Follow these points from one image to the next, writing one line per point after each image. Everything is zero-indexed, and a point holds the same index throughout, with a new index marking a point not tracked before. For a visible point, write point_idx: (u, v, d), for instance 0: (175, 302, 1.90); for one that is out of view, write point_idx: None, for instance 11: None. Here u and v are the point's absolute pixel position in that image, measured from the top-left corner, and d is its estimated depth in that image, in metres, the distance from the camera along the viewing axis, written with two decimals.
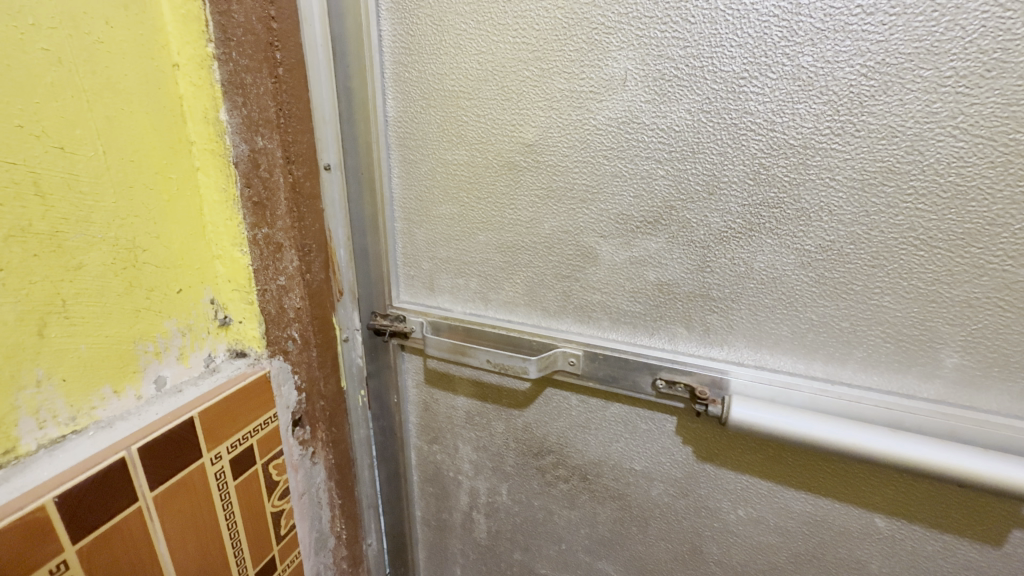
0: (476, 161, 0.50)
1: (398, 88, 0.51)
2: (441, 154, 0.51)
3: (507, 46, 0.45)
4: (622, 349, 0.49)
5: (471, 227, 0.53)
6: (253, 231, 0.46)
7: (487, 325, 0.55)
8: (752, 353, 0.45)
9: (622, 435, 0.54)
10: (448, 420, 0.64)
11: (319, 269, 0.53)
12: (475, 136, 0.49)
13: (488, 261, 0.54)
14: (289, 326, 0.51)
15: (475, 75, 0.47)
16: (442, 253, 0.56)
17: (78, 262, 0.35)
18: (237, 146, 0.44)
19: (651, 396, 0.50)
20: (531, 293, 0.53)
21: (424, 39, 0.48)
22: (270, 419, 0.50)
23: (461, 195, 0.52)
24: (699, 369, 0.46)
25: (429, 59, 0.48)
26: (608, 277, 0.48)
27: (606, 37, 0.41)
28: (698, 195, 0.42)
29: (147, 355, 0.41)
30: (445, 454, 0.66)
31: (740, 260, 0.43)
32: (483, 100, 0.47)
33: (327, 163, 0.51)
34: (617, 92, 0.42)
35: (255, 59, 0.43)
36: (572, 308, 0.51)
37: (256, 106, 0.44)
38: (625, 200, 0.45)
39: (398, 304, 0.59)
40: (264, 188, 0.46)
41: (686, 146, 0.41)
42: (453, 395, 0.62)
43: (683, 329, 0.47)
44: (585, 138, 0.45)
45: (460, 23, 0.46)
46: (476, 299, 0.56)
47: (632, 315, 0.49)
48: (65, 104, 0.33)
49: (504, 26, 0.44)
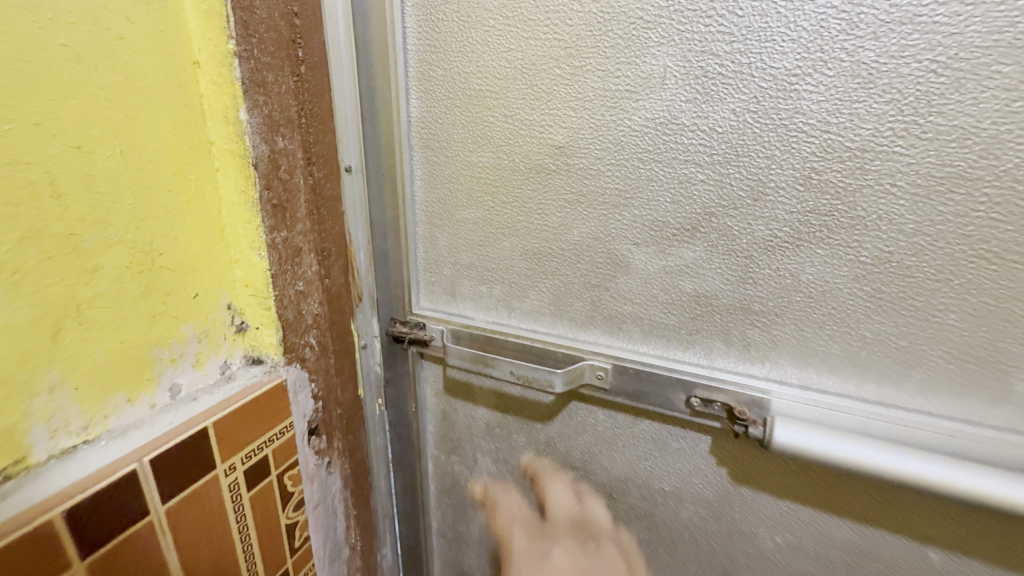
0: (503, 163, 0.48)
1: (423, 87, 0.49)
2: (465, 156, 0.49)
3: (538, 44, 0.42)
4: (655, 364, 0.47)
5: (496, 233, 0.51)
6: (272, 233, 0.44)
7: (510, 334, 0.53)
8: (797, 371, 0.42)
9: (650, 452, 0.51)
10: (467, 431, 0.62)
11: (338, 272, 0.52)
12: (502, 138, 0.47)
13: (513, 267, 0.51)
14: (307, 332, 0.49)
15: (503, 74, 0.45)
16: (465, 258, 0.54)
17: (94, 265, 0.34)
18: (256, 147, 0.41)
19: (684, 414, 0.47)
20: (558, 302, 0.50)
21: (450, 35, 0.46)
22: (287, 428, 0.48)
23: (486, 199, 0.50)
24: (736, 387, 0.44)
25: (455, 56, 0.46)
26: (640, 287, 0.46)
27: (645, 33, 0.39)
28: (743, 202, 0.39)
29: (162, 362, 0.40)
30: (464, 466, 0.64)
31: (788, 272, 0.40)
32: (511, 99, 0.45)
33: (348, 164, 0.50)
34: (654, 91, 0.40)
35: (277, 56, 0.41)
36: (601, 319, 0.49)
37: (278, 105, 0.42)
38: (661, 205, 0.42)
39: (418, 311, 0.57)
40: (285, 189, 0.44)
41: (733, 148, 0.38)
42: (474, 405, 0.60)
43: (721, 344, 0.44)
44: (619, 140, 0.42)
45: (487, 19, 0.44)
46: (499, 307, 0.54)
47: (666, 327, 0.46)
48: (83, 100, 0.32)
49: (535, 22, 0.42)
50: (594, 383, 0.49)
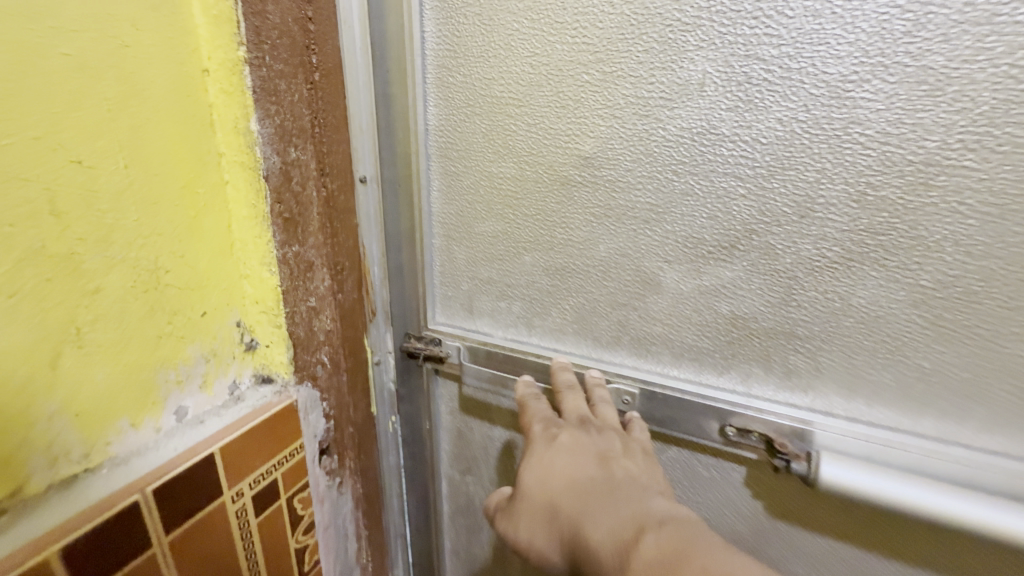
0: (525, 175, 0.45)
1: (441, 94, 0.46)
2: (486, 167, 0.47)
3: (565, 48, 0.40)
4: (686, 390, 0.44)
5: (517, 247, 0.48)
6: (283, 248, 0.42)
7: (529, 353, 0.50)
8: (843, 402, 0.39)
9: (679, 482, 0.48)
10: (484, 450, 0.60)
11: (352, 287, 0.49)
12: (525, 147, 0.44)
13: (534, 283, 0.49)
14: (319, 349, 0.47)
15: (527, 81, 0.42)
16: (484, 273, 0.51)
17: (96, 285, 0.32)
18: (268, 158, 0.40)
19: (717, 443, 0.44)
20: (582, 321, 0.48)
21: (470, 40, 0.43)
22: (297, 450, 0.46)
23: (507, 212, 0.47)
24: (776, 418, 0.40)
25: (475, 61, 0.44)
26: (671, 308, 0.43)
27: (683, 36, 0.36)
28: (789, 219, 0.36)
29: (168, 385, 0.38)
30: (479, 486, 0.62)
31: (838, 296, 0.37)
32: (535, 107, 0.42)
33: (362, 175, 0.48)
34: (692, 98, 0.37)
35: (290, 63, 0.39)
36: (628, 340, 0.46)
37: (290, 115, 0.40)
38: (697, 221, 0.39)
39: (433, 327, 0.55)
40: (297, 203, 0.42)
41: (778, 162, 0.35)
42: (490, 424, 0.58)
43: (760, 370, 0.41)
44: (651, 151, 0.39)
45: (512, 22, 0.41)
46: (519, 325, 0.51)
47: (698, 351, 0.43)
48: (86, 113, 0.30)
49: (562, 25, 0.39)
50: (619, 408, 0.47)
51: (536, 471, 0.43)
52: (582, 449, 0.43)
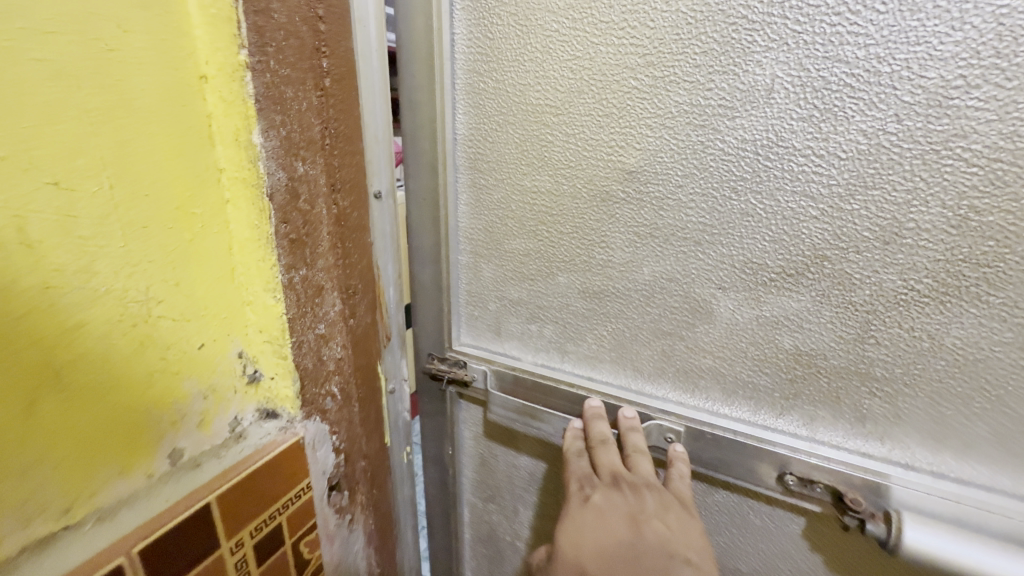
0: (560, 189, 0.42)
1: (472, 101, 0.43)
2: (517, 179, 0.44)
3: (609, 50, 0.37)
4: (741, 432, 0.41)
5: (549, 267, 0.45)
6: (290, 272, 0.38)
7: (563, 381, 0.48)
8: (927, 454, 0.36)
9: (731, 518, 0.45)
10: (508, 481, 0.56)
11: (365, 310, 0.46)
12: (561, 160, 0.41)
13: (568, 306, 0.46)
14: (327, 381, 0.43)
15: (565, 87, 0.39)
16: (513, 293, 0.48)
17: (77, 322, 0.28)
18: (272, 174, 0.35)
19: (777, 492, 0.41)
20: (620, 348, 0.45)
21: (505, 42, 0.40)
22: (305, 490, 0.42)
23: (540, 229, 0.44)
24: (843, 467, 0.38)
25: (509, 66, 0.41)
26: (723, 338, 0.41)
27: (748, 36, 0.33)
28: (870, 244, 0.33)
29: (162, 425, 0.34)
30: (503, 517, 0.58)
31: (920, 331, 0.34)
32: (575, 115, 0.39)
33: (377, 190, 0.44)
34: (758, 106, 0.34)
35: (298, 68, 0.34)
36: (673, 372, 0.44)
37: (298, 125, 0.36)
38: (758, 244, 0.37)
39: (458, 348, 0.52)
40: (304, 222, 0.38)
41: (859, 180, 0.32)
42: (516, 452, 0.54)
43: (828, 413, 0.39)
44: (706, 165, 0.36)
45: (550, 23, 0.38)
46: (552, 350, 0.49)
47: (755, 388, 0.41)
48: (65, 126, 0.26)
49: (608, 25, 0.36)
50: (661, 445, 0.45)
51: (569, 534, 0.41)
52: (615, 507, 0.41)
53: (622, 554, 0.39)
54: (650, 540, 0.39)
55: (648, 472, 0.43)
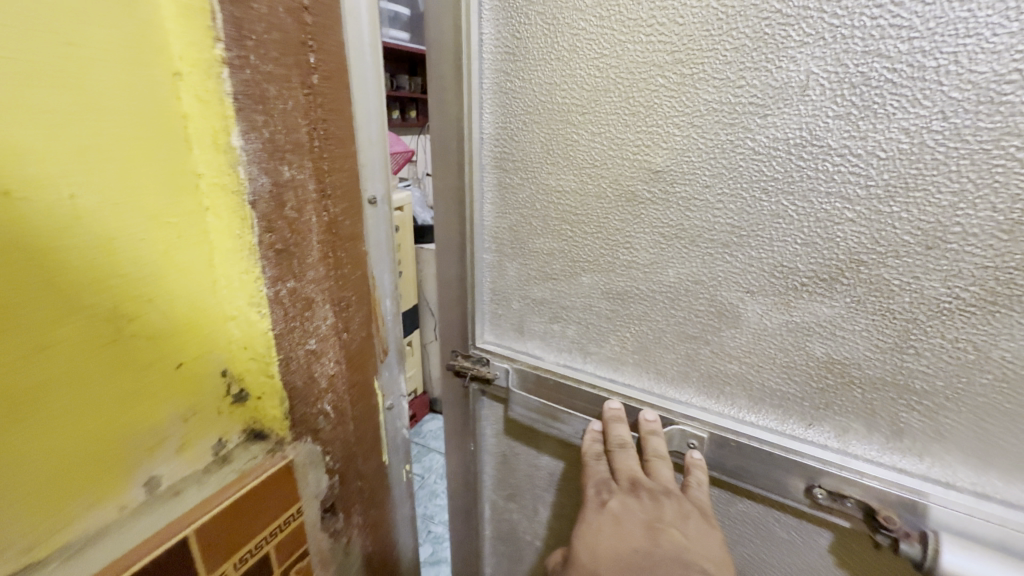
0: (586, 188, 0.46)
1: (499, 100, 0.48)
2: (544, 179, 0.48)
3: (638, 48, 0.39)
4: (768, 441, 0.44)
5: (575, 268, 0.50)
6: (276, 286, 0.35)
7: (583, 380, 0.53)
8: (969, 474, 0.37)
9: (757, 522, 0.49)
10: (529, 479, 0.64)
11: (360, 324, 0.43)
12: (587, 159, 0.45)
13: (592, 307, 0.50)
14: (320, 399, 0.41)
15: (593, 85, 0.42)
16: (536, 293, 0.53)
17: (38, 346, 0.26)
18: (254, 179, 0.32)
19: (806, 504, 0.43)
20: (643, 352, 0.49)
21: (533, 41, 0.44)
22: (295, 514, 0.40)
23: (565, 229, 0.48)
24: (876, 484, 0.39)
25: (535, 65, 0.45)
26: (749, 341, 0.43)
27: (783, 31, 0.34)
28: (911, 249, 0.34)
29: (137, 452, 0.31)
30: (523, 514, 0.67)
31: (953, 338, 0.35)
32: (602, 113, 0.42)
33: (371, 195, 0.41)
34: (790, 103, 0.35)
35: (283, 64, 0.32)
36: (697, 376, 0.47)
37: (283, 126, 0.33)
38: (789, 248, 0.38)
39: (482, 346, 0.58)
40: (292, 231, 0.35)
41: (898, 183, 0.33)
42: (538, 452, 0.61)
43: (861, 427, 0.40)
44: (736, 165, 0.38)
45: (577, 21, 0.41)
46: (573, 350, 0.53)
47: (785, 396, 0.43)
48: (22, 130, 0.23)
49: (636, 22, 0.39)
50: (682, 450, 0.48)
51: (586, 539, 0.44)
52: (632, 514, 0.44)
53: (636, 561, 0.40)
54: (666, 548, 0.40)
55: (666, 479, 0.45)
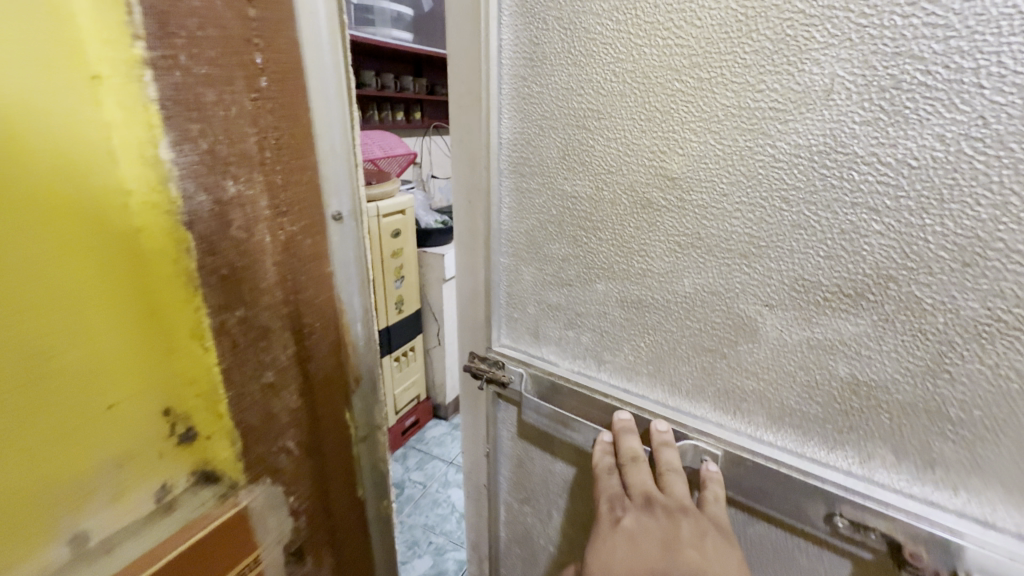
0: (601, 193, 0.52)
1: (515, 105, 0.55)
2: (559, 185, 0.54)
3: (656, 53, 0.44)
4: (786, 462, 0.48)
5: (592, 276, 0.56)
6: (222, 314, 0.31)
7: (596, 388, 0.59)
8: (1006, 511, 0.39)
9: (781, 528, 0.51)
10: (544, 483, 0.71)
11: (327, 353, 0.39)
12: (601, 165, 0.51)
13: (606, 315, 0.56)
14: (281, 436, 0.37)
15: (609, 90, 0.48)
16: (551, 299, 0.60)
17: None
18: (190, 198, 0.28)
19: (826, 530, 0.47)
20: (658, 363, 0.54)
21: (549, 45, 0.50)
22: (251, 565, 0.36)
23: (579, 234, 0.55)
24: (903, 516, 0.42)
25: (552, 71, 0.51)
26: (768, 355, 0.47)
27: (806, 33, 0.38)
28: (945, 265, 0.37)
29: (51, 510, 0.27)
30: (537, 518, 0.74)
31: (948, 351, 0.39)
32: (618, 120, 0.48)
33: (336, 210, 0.36)
34: (812, 108, 0.39)
35: (222, 65, 0.27)
36: (713, 392, 0.51)
37: (225, 136, 0.29)
38: (811, 261, 0.42)
39: (499, 349, 0.66)
40: (240, 253, 0.31)
41: (932, 194, 0.36)
42: (553, 458, 0.68)
43: (889, 454, 0.43)
44: (757, 172, 0.42)
45: (595, 26, 0.47)
46: (588, 358, 0.60)
47: (806, 416, 0.46)
48: None
49: (654, 31, 0.44)
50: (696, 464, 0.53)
51: (600, 556, 0.48)
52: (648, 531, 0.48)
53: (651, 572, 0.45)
54: (679, 561, 0.45)
55: (682, 494, 0.50)
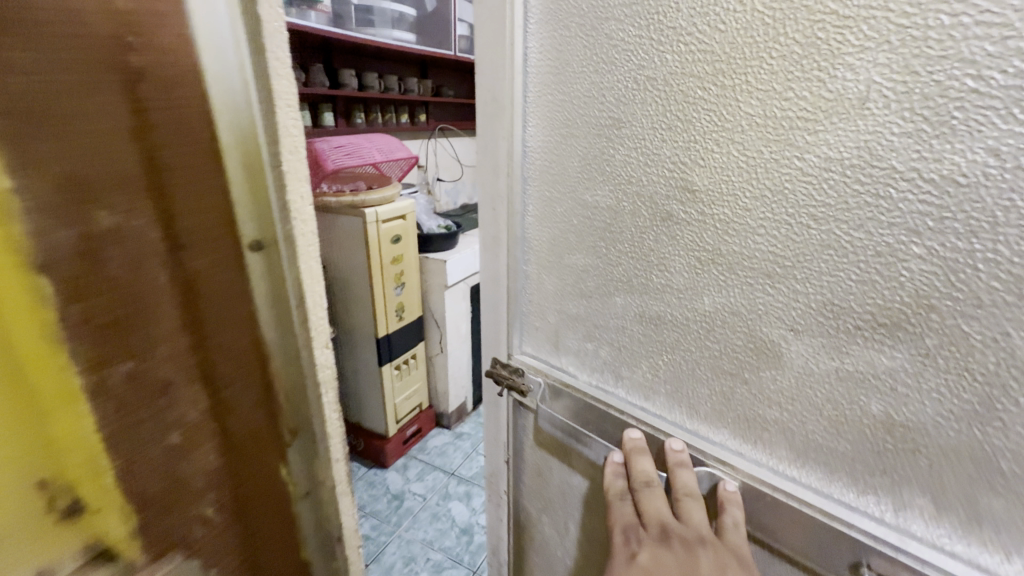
0: (621, 204, 0.48)
1: (539, 113, 0.51)
2: (581, 195, 0.51)
3: (676, 60, 0.40)
4: (808, 502, 0.41)
5: (611, 288, 0.51)
6: (108, 370, 0.26)
7: (612, 405, 0.54)
8: None
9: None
10: (562, 494, 0.66)
11: (254, 404, 0.33)
12: (622, 175, 0.47)
13: (624, 330, 0.52)
14: (197, 502, 0.31)
15: (630, 96, 0.44)
16: (572, 310, 0.56)
17: None
18: (50, 235, 0.22)
19: None
20: (677, 382, 0.49)
21: (572, 51, 0.47)
22: None
23: (599, 246, 0.51)
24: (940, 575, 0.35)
25: (575, 78, 0.48)
26: (793, 385, 0.41)
27: (840, 35, 0.32)
28: (998, 297, 0.31)
29: None
30: (554, 529, 0.69)
31: (1001, 398, 0.32)
32: (637, 129, 0.44)
33: (255, 238, 0.31)
34: (848, 119, 0.33)
35: (84, 70, 0.22)
36: (733, 419, 0.46)
37: (98, 156, 0.23)
38: (843, 283, 0.36)
39: (519, 356, 0.63)
40: (131, 295, 0.25)
41: (983, 216, 0.30)
42: (570, 471, 0.63)
43: (928, 503, 0.37)
44: (781, 188, 0.37)
45: (616, 31, 0.43)
46: (606, 372, 0.55)
47: (833, 453, 0.40)
48: None
49: (677, 32, 0.40)
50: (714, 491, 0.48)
51: None
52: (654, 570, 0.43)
53: None
54: None
55: (700, 523, 0.46)
